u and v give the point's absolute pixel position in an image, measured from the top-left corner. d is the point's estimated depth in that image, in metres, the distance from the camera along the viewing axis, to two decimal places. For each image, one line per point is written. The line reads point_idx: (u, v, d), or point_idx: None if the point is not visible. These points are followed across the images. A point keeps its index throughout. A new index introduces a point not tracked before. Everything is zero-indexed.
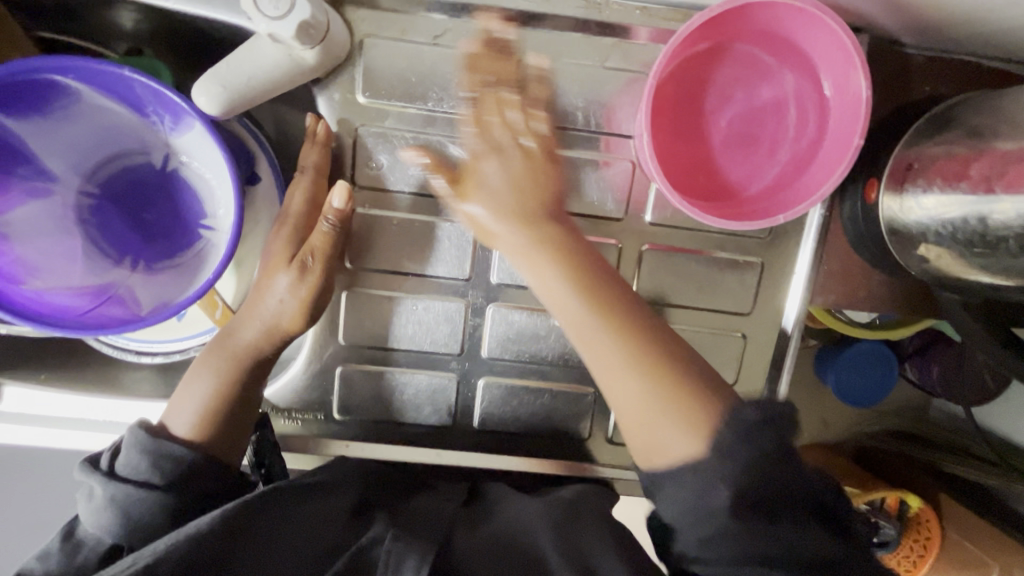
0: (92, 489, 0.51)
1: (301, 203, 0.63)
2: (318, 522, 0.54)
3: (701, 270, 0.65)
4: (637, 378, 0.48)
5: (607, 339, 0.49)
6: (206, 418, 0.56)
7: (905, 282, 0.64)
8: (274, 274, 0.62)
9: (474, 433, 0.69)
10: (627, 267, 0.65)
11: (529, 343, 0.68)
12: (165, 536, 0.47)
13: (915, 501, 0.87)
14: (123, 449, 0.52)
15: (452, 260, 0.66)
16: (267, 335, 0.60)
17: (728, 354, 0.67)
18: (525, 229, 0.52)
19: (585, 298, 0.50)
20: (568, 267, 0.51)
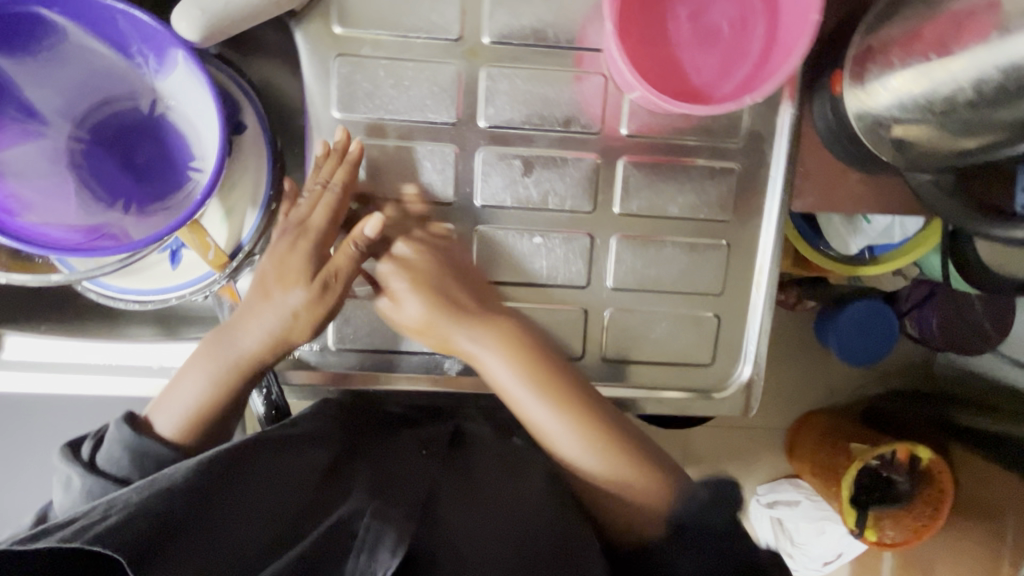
0: (71, 479, 0.53)
1: (320, 218, 0.62)
2: (291, 475, 0.55)
3: (679, 179, 0.64)
4: (610, 461, 0.62)
5: (579, 433, 0.62)
6: (195, 420, 0.60)
7: (882, 178, 0.64)
8: (287, 287, 0.61)
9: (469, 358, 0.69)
10: (605, 185, 0.64)
11: (520, 264, 0.65)
12: (140, 488, 0.47)
13: (929, 455, 1.16)
14: (108, 444, 0.55)
15: (435, 181, 0.63)
16: (269, 345, 0.62)
17: (713, 263, 0.66)
18: (495, 344, 0.63)
19: (559, 405, 0.62)
20: (540, 375, 0.63)
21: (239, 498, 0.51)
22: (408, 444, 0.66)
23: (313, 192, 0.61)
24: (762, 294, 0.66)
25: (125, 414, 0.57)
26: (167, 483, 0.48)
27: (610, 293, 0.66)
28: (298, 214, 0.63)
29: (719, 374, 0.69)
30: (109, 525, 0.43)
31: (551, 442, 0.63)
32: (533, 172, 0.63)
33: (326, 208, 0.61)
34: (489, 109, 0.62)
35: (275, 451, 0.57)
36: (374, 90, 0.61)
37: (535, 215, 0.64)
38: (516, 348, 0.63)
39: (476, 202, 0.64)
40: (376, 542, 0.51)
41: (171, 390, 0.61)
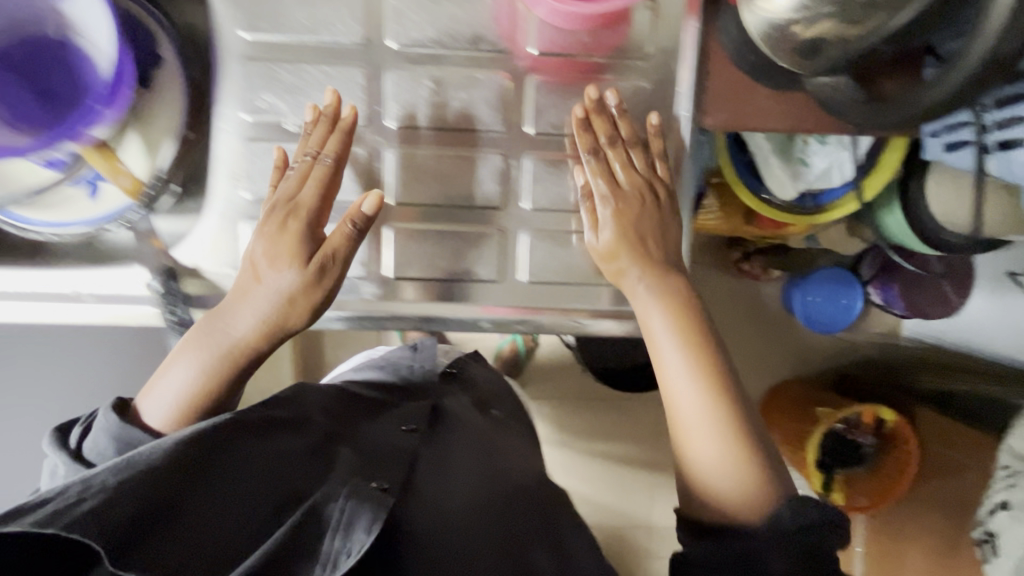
0: (56, 468, 0.49)
1: (310, 194, 0.59)
2: (278, 457, 0.52)
3: (591, 97, 0.65)
4: (729, 450, 0.54)
5: (718, 421, 0.55)
6: (186, 411, 0.53)
7: (791, 92, 0.64)
8: (278, 269, 0.57)
9: (390, 282, 0.66)
10: (517, 104, 0.64)
11: (435, 185, 0.65)
12: (116, 467, 0.43)
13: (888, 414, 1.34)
14: (94, 431, 0.50)
15: (346, 101, 0.63)
16: (264, 332, 0.56)
17: None
18: (667, 308, 0.60)
19: (707, 381, 0.56)
20: (690, 345, 0.58)
21: (220, 482, 0.47)
22: (388, 420, 0.65)
23: (301, 165, 0.60)
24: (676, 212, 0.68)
25: (112, 402, 0.52)
26: (145, 465, 0.44)
27: (528, 215, 0.66)
28: (287, 188, 0.60)
29: None
30: (85, 511, 0.40)
31: (680, 436, 0.57)
32: (446, 93, 0.64)
33: (318, 185, 0.59)
34: (397, 29, 0.62)
35: (263, 427, 0.54)
36: (279, 10, 0.61)
37: (448, 136, 0.64)
38: (683, 310, 0.60)
39: (388, 123, 0.64)
40: (352, 520, 0.49)
41: (160, 374, 0.55)
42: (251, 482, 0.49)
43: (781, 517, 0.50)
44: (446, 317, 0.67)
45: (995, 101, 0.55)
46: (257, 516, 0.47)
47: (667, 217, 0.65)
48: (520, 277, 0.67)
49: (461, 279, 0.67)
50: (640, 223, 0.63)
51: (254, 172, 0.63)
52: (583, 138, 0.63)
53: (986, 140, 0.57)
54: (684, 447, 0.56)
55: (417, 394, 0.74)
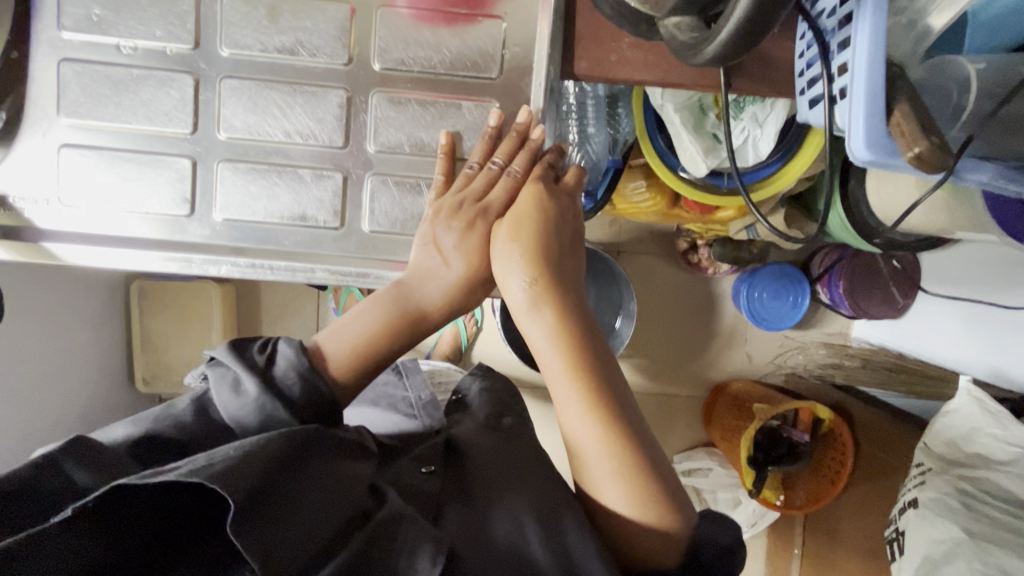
0: (242, 382, 0.52)
1: (499, 194, 0.61)
2: (351, 473, 0.49)
3: (443, 36, 0.61)
4: (629, 481, 0.54)
5: (619, 469, 0.54)
6: (363, 357, 0.57)
7: (653, 40, 0.60)
8: (450, 260, 0.61)
9: (219, 225, 0.62)
10: (361, 38, 0.60)
11: (272, 120, 0.61)
12: (234, 445, 0.45)
13: (824, 412, 1.33)
14: (282, 358, 0.54)
15: (174, 20, 0.58)
16: (449, 297, 0.61)
17: (479, 127, 0.64)
18: (555, 338, 0.57)
19: (603, 430, 0.55)
20: (591, 402, 0.56)
21: (297, 493, 0.44)
22: (406, 461, 0.58)
23: (478, 171, 0.62)
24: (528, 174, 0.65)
25: (233, 343, 0.55)
26: (251, 450, 0.44)
27: (374, 158, 0.63)
28: (473, 188, 0.62)
29: None
30: (217, 471, 0.41)
31: (591, 480, 0.56)
32: (283, 19, 0.59)
33: (504, 189, 0.62)
34: None
35: (337, 445, 0.51)
36: None
37: (287, 68, 0.60)
38: (567, 336, 0.57)
39: (223, 52, 0.59)
40: (415, 549, 0.44)
41: (347, 323, 0.59)
42: (324, 496, 0.46)
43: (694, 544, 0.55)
44: (277, 264, 0.63)
45: (837, 44, 0.49)
46: (326, 535, 0.44)
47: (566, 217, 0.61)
48: (363, 226, 0.63)
49: (298, 224, 0.63)
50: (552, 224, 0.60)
51: (64, 97, 0.59)
52: (507, 143, 0.62)
53: (834, 90, 0.50)
54: (595, 490, 0.56)
55: (426, 435, 0.66)
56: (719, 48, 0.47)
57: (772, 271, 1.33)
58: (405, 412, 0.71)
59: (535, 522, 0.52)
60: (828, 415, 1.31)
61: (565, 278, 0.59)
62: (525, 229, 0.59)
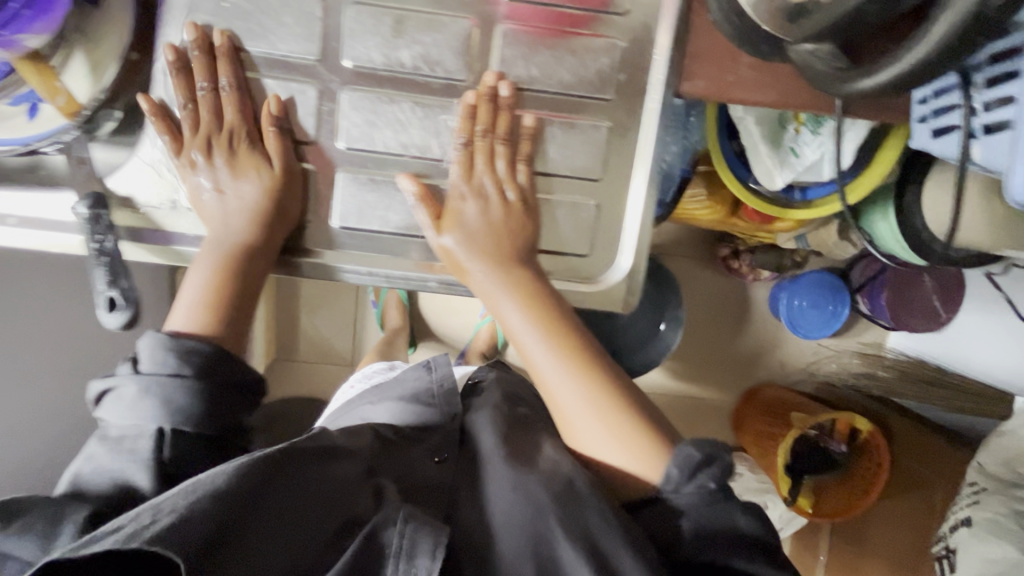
0: (122, 389, 0.54)
1: (233, 116, 0.60)
2: (331, 483, 0.53)
3: (562, 52, 0.61)
4: (617, 438, 0.56)
5: (610, 427, 0.57)
6: (208, 298, 0.59)
7: (773, 62, 0.60)
8: (239, 179, 0.61)
9: (335, 232, 0.64)
10: (482, 53, 0.60)
11: (395, 131, 0.62)
12: (184, 491, 0.46)
13: (864, 424, 1.33)
14: (145, 350, 0.55)
15: (300, 32, 0.59)
16: (254, 221, 0.61)
17: (593, 144, 0.63)
18: (521, 300, 0.60)
19: (581, 378, 0.58)
20: (567, 366, 0.59)
21: (269, 516, 0.48)
22: (419, 449, 0.62)
23: (199, 100, 0.60)
24: (637, 213, 0.64)
25: (96, 375, 0.56)
26: (213, 487, 0.46)
27: (486, 172, 0.63)
28: (207, 118, 0.60)
29: (596, 263, 0.66)
30: (157, 531, 0.42)
31: (581, 441, 0.59)
32: (407, 33, 0.60)
33: (234, 107, 0.60)
34: None
35: (315, 454, 0.54)
36: None
37: (406, 81, 0.61)
38: (533, 298, 0.60)
39: (345, 63, 0.60)
40: (413, 549, 0.48)
41: (184, 286, 0.60)
42: (310, 506, 0.51)
43: (669, 478, 0.52)
44: (392, 273, 0.65)
45: (985, 79, 0.50)
46: (320, 539, 0.49)
47: (530, 206, 0.63)
48: None
49: (409, 234, 0.64)
50: (524, 200, 0.62)
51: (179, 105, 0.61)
52: (224, 66, 0.59)
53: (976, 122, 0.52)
54: (586, 449, 0.58)
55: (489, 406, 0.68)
56: (873, 86, 0.49)
57: (815, 277, 1.32)
58: (424, 401, 0.69)
59: (552, 504, 0.53)
60: (867, 427, 1.32)
61: (560, 248, 0.65)
62: (485, 232, 0.62)
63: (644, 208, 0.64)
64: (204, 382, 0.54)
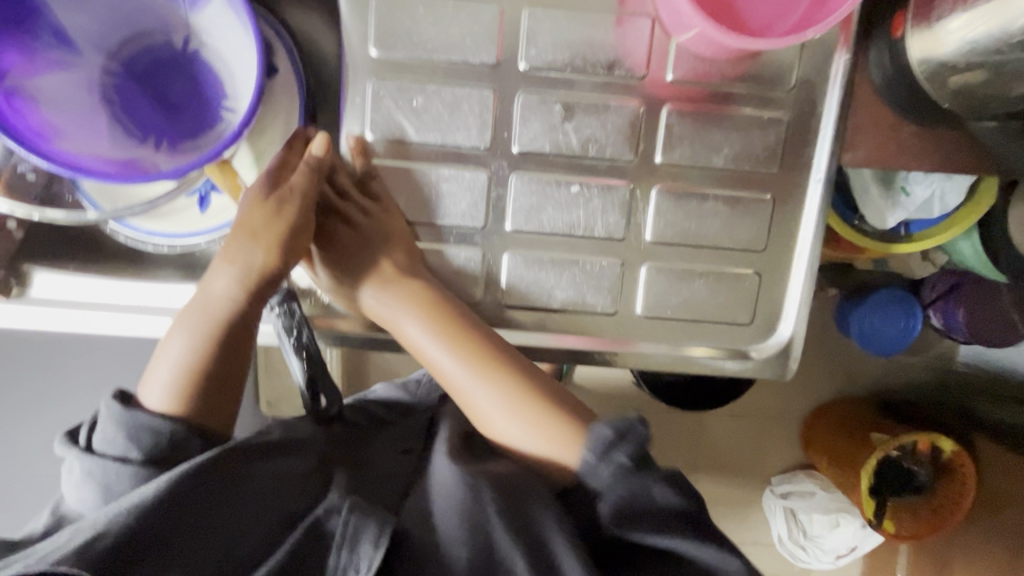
0: (73, 465, 0.55)
1: (298, 178, 0.60)
2: (275, 480, 0.56)
3: (725, 128, 0.62)
4: (535, 430, 0.59)
5: (531, 419, 0.60)
6: (181, 382, 0.58)
7: (939, 129, 0.60)
8: (257, 244, 0.59)
9: (501, 310, 0.65)
10: (647, 134, 0.62)
11: (559, 210, 0.63)
12: (111, 506, 0.49)
13: (946, 444, 1.20)
14: (99, 433, 0.56)
15: (473, 125, 0.61)
16: (241, 284, 0.60)
17: (755, 216, 0.64)
18: (415, 312, 0.62)
19: (487, 380, 0.61)
20: (481, 371, 0.61)
21: (211, 521, 0.52)
22: (385, 446, 0.68)
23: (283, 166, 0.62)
24: (801, 282, 0.65)
25: (65, 433, 0.57)
26: (139, 499, 0.49)
27: (649, 247, 0.64)
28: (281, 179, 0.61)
29: (758, 331, 0.66)
30: (74, 552, 0.46)
31: (503, 438, 0.61)
32: (574, 116, 0.61)
33: (304, 181, 0.60)
34: (530, 50, 0.60)
35: (263, 453, 0.58)
36: (411, 31, 0.59)
37: (572, 163, 0.62)
38: (429, 308, 0.62)
39: (513, 148, 0.62)
40: (357, 535, 0.51)
41: (157, 360, 0.59)
42: (253, 508, 0.54)
43: (587, 463, 0.53)
44: (555, 349, 0.66)
45: None
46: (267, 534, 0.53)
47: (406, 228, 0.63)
48: (637, 311, 0.65)
49: (575, 310, 0.65)
50: (395, 209, 0.63)
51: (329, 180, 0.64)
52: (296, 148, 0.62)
53: None
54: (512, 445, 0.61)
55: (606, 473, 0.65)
56: None
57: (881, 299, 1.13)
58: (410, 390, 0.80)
59: (494, 494, 0.55)
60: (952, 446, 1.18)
61: (699, 315, 0.65)
62: (360, 261, 0.64)
63: (808, 277, 0.64)
64: (151, 469, 0.54)
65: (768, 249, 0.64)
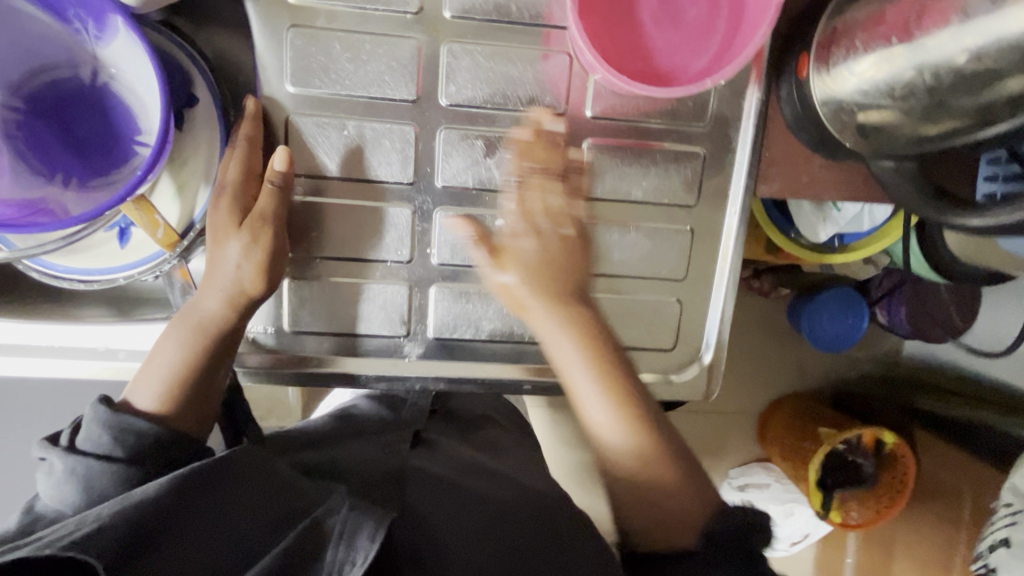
0: (53, 463, 0.52)
1: (266, 200, 0.59)
2: (273, 484, 0.53)
3: (645, 163, 0.63)
4: (633, 443, 0.57)
5: (623, 426, 0.58)
6: (172, 388, 0.58)
7: (848, 162, 0.63)
8: (224, 243, 0.59)
9: (432, 344, 0.66)
10: (570, 169, 0.63)
11: None
12: (110, 504, 0.44)
13: (890, 436, 1.23)
14: (86, 427, 0.54)
15: (395, 162, 0.61)
16: (230, 303, 0.60)
17: (676, 248, 0.65)
18: (576, 337, 0.59)
19: (635, 437, 0.58)
20: (602, 375, 0.58)
21: (212, 518, 0.46)
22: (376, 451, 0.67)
23: (230, 184, 0.60)
24: (720, 309, 0.67)
25: (45, 436, 0.55)
26: (139, 497, 0.44)
27: None
28: (241, 188, 0.60)
29: (682, 359, 0.69)
30: (75, 539, 0.39)
31: (598, 443, 0.59)
32: (498, 152, 0.62)
33: (271, 201, 0.59)
34: (450, 86, 0.60)
35: (250, 457, 0.53)
36: (328, 66, 0.59)
37: (498, 197, 0.63)
38: (586, 334, 0.59)
39: (437, 183, 0.62)
40: (355, 530, 0.48)
41: (148, 365, 0.59)
42: (252, 505, 0.49)
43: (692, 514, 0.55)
44: (486, 380, 0.67)
45: None
46: (265, 528, 0.48)
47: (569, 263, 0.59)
48: None
49: (503, 340, 0.66)
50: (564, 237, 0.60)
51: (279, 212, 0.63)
52: (247, 159, 0.59)
53: None
54: (602, 451, 0.59)
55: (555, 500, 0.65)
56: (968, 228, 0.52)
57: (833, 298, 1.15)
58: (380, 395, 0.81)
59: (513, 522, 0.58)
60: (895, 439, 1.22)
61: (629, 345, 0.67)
62: (336, 289, 0.64)
63: (725, 306, 0.67)
64: (133, 466, 0.52)
65: (689, 279, 0.66)
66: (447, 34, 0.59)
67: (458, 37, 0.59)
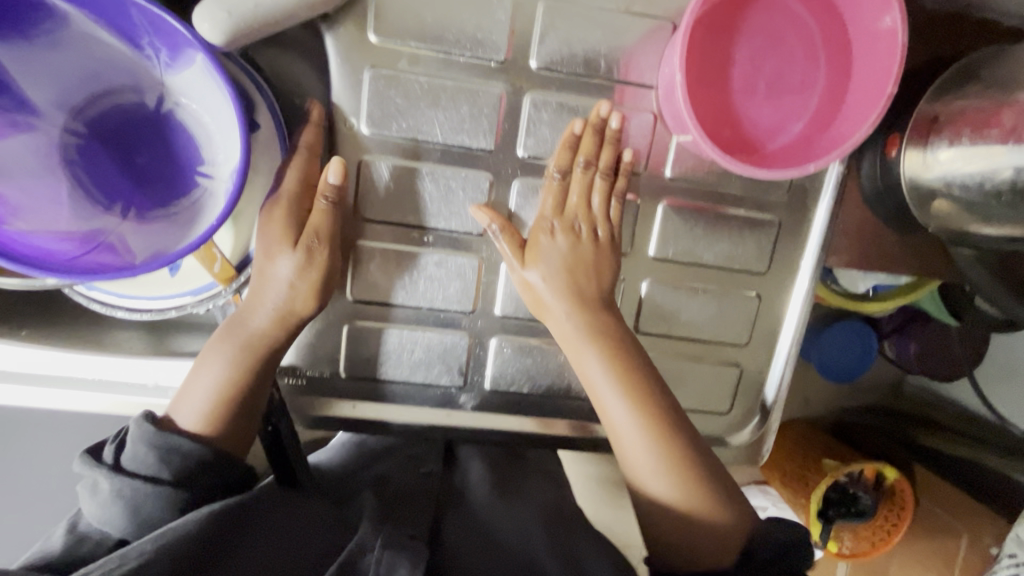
0: (98, 482, 0.51)
1: (320, 214, 0.56)
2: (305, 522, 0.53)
3: (718, 229, 0.62)
4: (658, 455, 0.56)
5: (648, 435, 0.56)
6: (217, 407, 0.56)
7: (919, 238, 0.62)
8: (274, 258, 0.57)
9: (485, 393, 0.65)
10: (641, 230, 0.61)
11: None
12: (151, 537, 0.44)
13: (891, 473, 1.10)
14: (132, 446, 0.52)
15: (464, 212, 0.59)
16: (278, 321, 0.58)
17: (740, 313, 0.65)
18: (574, 305, 0.58)
19: (653, 442, 0.56)
20: (619, 375, 0.57)
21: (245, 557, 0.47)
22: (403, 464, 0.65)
23: (285, 192, 0.57)
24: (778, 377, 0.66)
25: (82, 452, 0.53)
26: (179, 534, 0.45)
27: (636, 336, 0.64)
28: (299, 202, 0.58)
29: (734, 422, 0.68)
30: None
31: (621, 456, 0.57)
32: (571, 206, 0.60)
33: (326, 218, 0.56)
34: (529, 138, 0.58)
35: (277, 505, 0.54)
36: (406, 109, 0.56)
37: None
38: (588, 305, 0.58)
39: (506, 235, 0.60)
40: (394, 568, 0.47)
41: (191, 382, 0.57)
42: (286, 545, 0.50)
43: None
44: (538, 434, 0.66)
45: None
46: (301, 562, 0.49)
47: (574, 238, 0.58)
48: None
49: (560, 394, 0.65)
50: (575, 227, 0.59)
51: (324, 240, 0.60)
52: (304, 167, 0.57)
53: None
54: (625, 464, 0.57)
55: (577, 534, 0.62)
56: None
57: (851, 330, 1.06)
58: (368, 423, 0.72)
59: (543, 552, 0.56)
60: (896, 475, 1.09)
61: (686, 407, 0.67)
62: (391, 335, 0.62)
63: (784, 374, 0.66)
64: (181, 489, 0.51)
65: (750, 344, 0.66)
66: (531, 86, 0.57)
67: (542, 89, 0.57)
